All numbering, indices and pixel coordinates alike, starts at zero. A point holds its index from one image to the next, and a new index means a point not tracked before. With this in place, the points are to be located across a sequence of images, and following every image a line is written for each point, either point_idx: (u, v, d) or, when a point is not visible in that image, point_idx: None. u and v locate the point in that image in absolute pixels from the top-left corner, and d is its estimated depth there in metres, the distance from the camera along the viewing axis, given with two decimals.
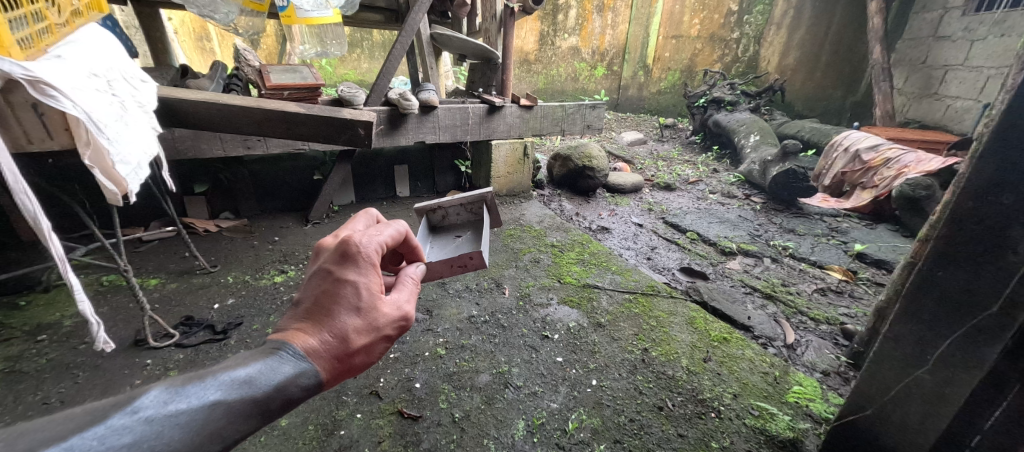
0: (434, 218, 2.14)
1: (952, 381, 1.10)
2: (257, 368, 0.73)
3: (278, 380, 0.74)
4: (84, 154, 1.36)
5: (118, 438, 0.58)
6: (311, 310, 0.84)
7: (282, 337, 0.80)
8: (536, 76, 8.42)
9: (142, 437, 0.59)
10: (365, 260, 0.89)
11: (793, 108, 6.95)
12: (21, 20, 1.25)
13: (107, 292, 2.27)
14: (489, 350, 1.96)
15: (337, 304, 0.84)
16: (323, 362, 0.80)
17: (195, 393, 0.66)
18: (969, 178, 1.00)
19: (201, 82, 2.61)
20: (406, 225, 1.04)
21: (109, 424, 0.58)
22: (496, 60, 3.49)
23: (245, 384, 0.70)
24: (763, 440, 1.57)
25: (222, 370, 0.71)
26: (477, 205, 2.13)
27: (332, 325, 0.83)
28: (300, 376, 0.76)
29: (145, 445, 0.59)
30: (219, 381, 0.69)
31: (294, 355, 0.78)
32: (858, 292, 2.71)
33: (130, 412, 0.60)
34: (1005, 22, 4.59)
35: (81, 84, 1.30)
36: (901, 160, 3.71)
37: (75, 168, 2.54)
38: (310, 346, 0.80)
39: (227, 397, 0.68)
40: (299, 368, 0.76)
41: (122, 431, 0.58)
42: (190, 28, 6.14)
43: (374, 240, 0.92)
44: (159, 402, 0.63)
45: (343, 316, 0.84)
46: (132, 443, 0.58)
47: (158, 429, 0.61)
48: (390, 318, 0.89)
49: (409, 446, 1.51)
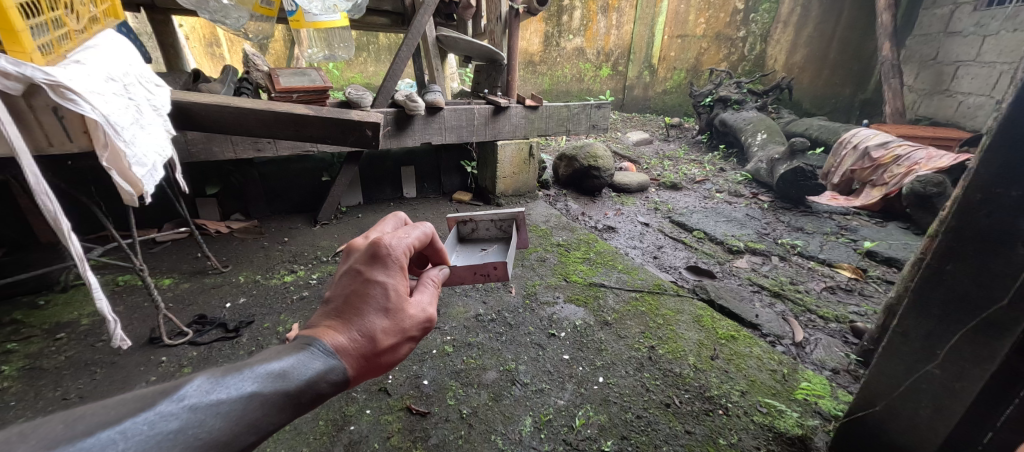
0: (465, 229, 2.16)
1: (963, 376, 1.11)
2: (290, 362, 0.75)
3: (309, 375, 0.76)
4: (102, 156, 1.41)
5: (162, 426, 0.59)
6: (340, 309, 0.87)
7: (312, 333, 0.82)
8: (541, 77, 8.60)
9: (187, 425, 0.61)
10: (394, 262, 0.91)
11: (801, 106, 6.89)
12: (43, 27, 1.30)
13: (123, 292, 2.32)
14: (496, 347, 1.98)
15: (366, 304, 0.87)
16: (352, 360, 0.82)
17: (234, 384, 0.68)
18: (977, 172, 1.01)
19: (212, 86, 2.65)
20: (433, 227, 1.06)
21: (157, 411, 0.60)
22: (502, 60, 3.51)
23: (280, 378, 0.72)
24: (771, 437, 1.56)
25: (258, 362, 0.73)
26: (508, 223, 2.12)
27: (361, 324, 0.85)
28: (329, 372, 0.78)
29: (190, 432, 0.61)
30: (256, 373, 0.71)
31: (323, 351, 0.80)
32: (867, 290, 2.69)
33: (175, 400, 0.62)
34: (1016, 17, 4.54)
35: (99, 87, 1.34)
36: (912, 157, 3.67)
37: (90, 169, 2.61)
38: (339, 343, 0.82)
39: (263, 389, 0.70)
40: (329, 365, 0.78)
41: (169, 418, 0.60)
42: (201, 34, 6.30)
43: (404, 242, 0.94)
44: (201, 391, 0.65)
45: (370, 316, 0.86)
46: (179, 430, 0.60)
47: (201, 417, 0.63)
48: (415, 320, 0.91)
49: (417, 441, 1.53)
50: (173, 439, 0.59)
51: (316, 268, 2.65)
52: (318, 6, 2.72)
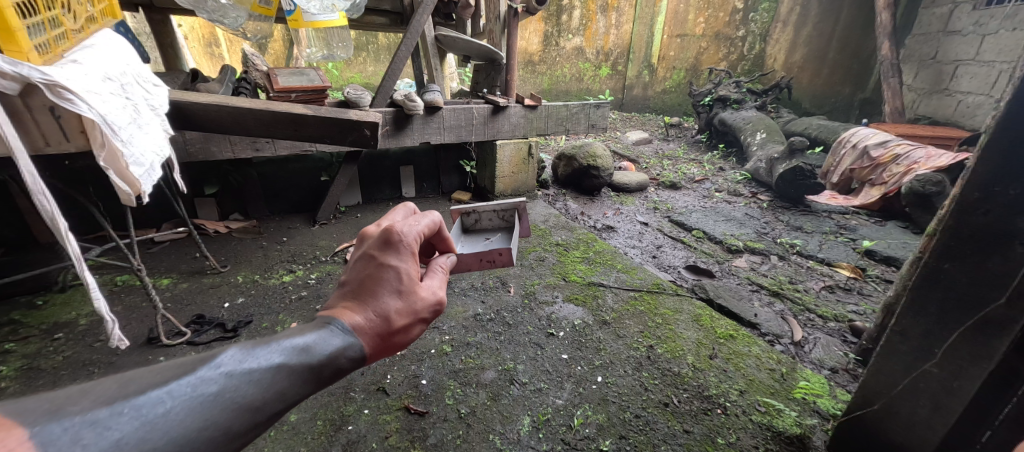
0: (467, 221, 2.16)
1: (960, 375, 1.12)
2: (312, 337, 0.74)
3: (330, 350, 0.74)
4: (99, 156, 1.40)
5: (203, 389, 0.59)
6: (355, 291, 0.86)
7: (329, 314, 0.82)
8: (541, 76, 8.62)
9: (225, 388, 0.61)
10: (407, 247, 0.90)
11: (801, 106, 6.89)
12: (39, 27, 1.30)
13: (121, 292, 2.32)
14: (495, 346, 1.98)
15: (381, 286, 0.86)
16: (368, 339, 0.80)
17: (263, 355, 0.67)
18: (974, 171, 1.02)
19: (212, 86, 2.63)
20: (441, 216, 1.06)
21: (198, 375, 0.60)
22: (501, 60, 3.51)
23: (303, 352, 0.71)
24: (770, 436, 1.56)
25: (283, 337, 0.72)
26: (511, 212, 2.12)
27: (376, 305, 0.84)
28: (347, 349, 0.76)
29: (227, 396, 0.61)
30: (282, 346, 0.70)
31: (341, 329, 0.79)
32: (867, 289, 2.69)
33: (213, 366, 0.62)
34: (1016, 16, 4.54)
35: (96, 87, 1.34)
36: (910, 156, 3.67)
37: (89, 170, 2.61)
38: (356, 323, 0.81)
39: (289, 361, 0.69)
40: (347, 342, 0.77)
41: (209, 382, 0.60)
42: (200, 33, 6.30)
43: (414, 229, 0.94)
44: (235, 360, 0.64)
45: (386, 297, 0.85)
46: (218, 393, 0.60)
47: (237, 383, 0.62)
48: (428, 302, 0.90)
49: (415, 441, 1.53)
50: (213, 401, 0.59)
51: (315, 268, 2.65)
52: (316, 6, 2.70)
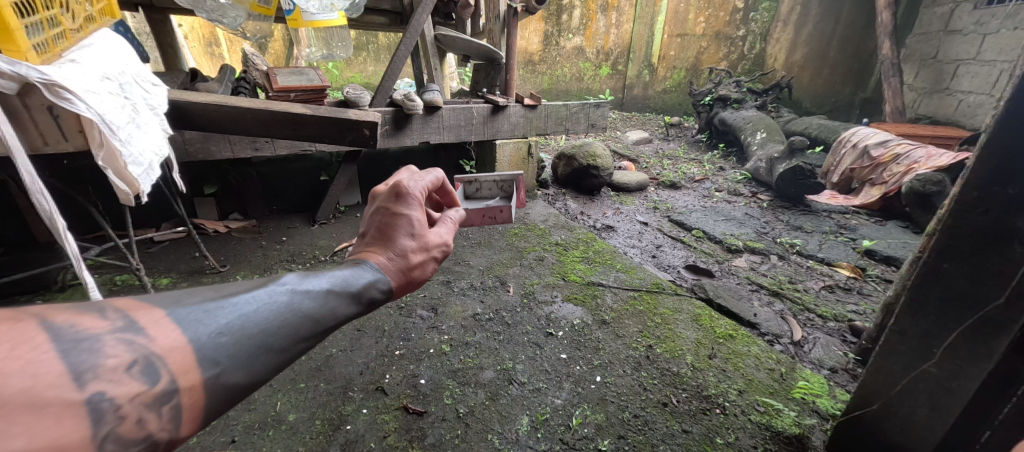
0: (468, 190, 2.15)
1: (959, 374, 1.12)
2: (346, 272, 0.84)
3: (363, 282, 0.84)
4: (98, 155, 1.41)
5: (277, 298, 0.71)
6: (375, 238, 0.94)
7: (356, 257, 0.90)
8: (541, 76, 8.61)
9: (293, 300, 0.73)
10: (417, 197, 0.98)
11: (801, 105, 6.87)
12: (37, 26, 1.29)
13: (120, 291, 2.32)
14: (493, 346, 1.98)
15: (397, 231, 0.94)
16: (393, 275, 0.90)
17: (314, 281, 0.79)
18: (973, 170, 1.01)
19: (212, 86, 2.62)
20: (442, 172, 1.13)
21: (271, 288, 0.72)
22: (501, 59, 3.51)
23: (342, 281, 0.82)
24: (769, 436, 1.56)
25: (324, 270, 0.83)
26: (510, 182, 2.17)
27: (396, 248, 0.92)
28: (377, 282, 0.86)
29: (295, 306, 0.72)
30: (326, 275, 0.81)
31: (370, 267, 0.88)
32: (867, 289, 2.69)
33: (280, 284, 0.73)
34: (1016, 15, 4.54)
35: (95, 86, 1.34)
36: (911, 156, 3.66)
37: (89, 169, 2.61)
38: (381, 262, 0.90)
39: (335, 286, 0.80)
40: (376, 276, 0.87)
41: (281, 294, 0.72)
42: (199, 33, 6.31)
43: (421, 183, 1.02)
44: (294, 282, 0.76)
45: (403, 241, 0.94)
46: (289, 303, 0.72)
47: (301, 297, 0.74)
48: (440, 244, 0.99)
49: (414, 440, 1.53)
50: (286, 308, 0.71)
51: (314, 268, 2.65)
52: (315, 5, 2.71)
